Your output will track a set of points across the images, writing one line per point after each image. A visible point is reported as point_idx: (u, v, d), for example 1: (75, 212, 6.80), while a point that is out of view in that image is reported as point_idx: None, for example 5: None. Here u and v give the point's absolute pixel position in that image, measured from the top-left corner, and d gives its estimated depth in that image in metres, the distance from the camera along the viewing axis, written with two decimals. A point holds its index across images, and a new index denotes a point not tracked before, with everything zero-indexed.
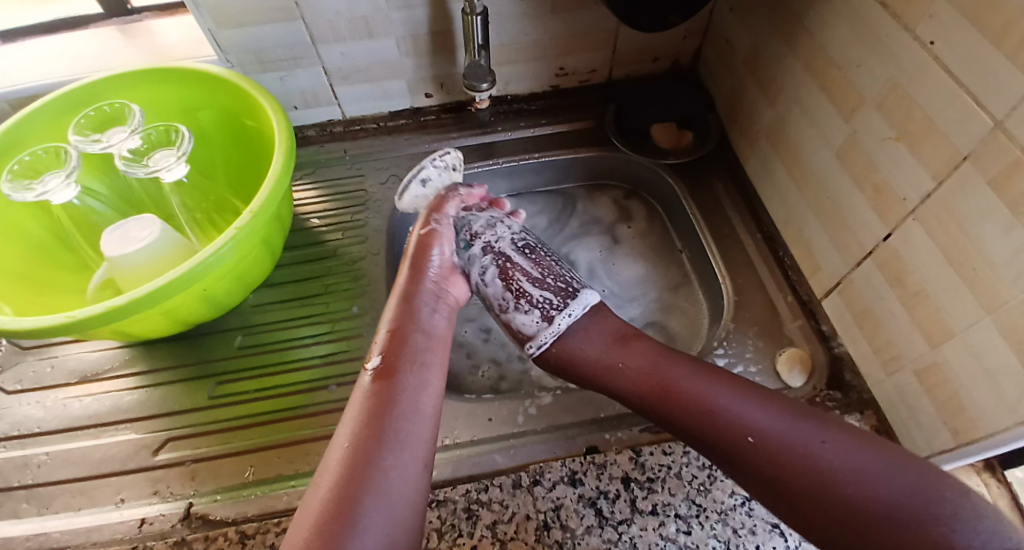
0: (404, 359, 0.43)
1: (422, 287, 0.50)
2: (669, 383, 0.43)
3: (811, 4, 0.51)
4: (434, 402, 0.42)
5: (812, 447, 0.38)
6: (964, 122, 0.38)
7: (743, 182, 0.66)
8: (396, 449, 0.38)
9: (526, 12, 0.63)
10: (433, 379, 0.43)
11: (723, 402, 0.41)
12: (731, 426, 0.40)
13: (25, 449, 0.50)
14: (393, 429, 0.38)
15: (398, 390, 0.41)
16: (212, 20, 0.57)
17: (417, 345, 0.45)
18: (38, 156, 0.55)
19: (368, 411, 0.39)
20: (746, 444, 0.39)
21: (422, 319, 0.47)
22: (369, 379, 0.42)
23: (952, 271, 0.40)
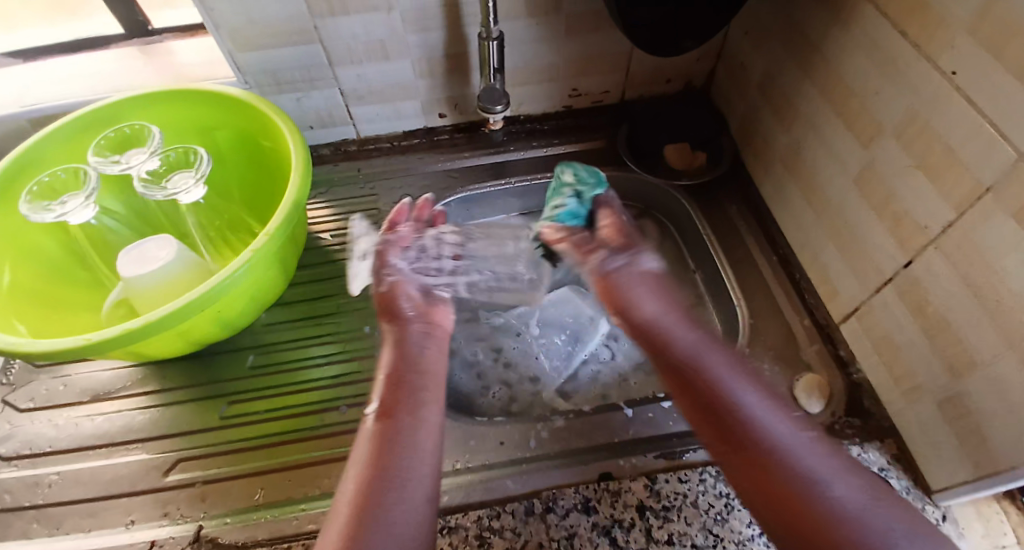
0: (401, 398, 0.45)
1: (410, 327, 0.51)
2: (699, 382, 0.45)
3: (826, 30, 0.51)
4: (434, 439, 0.43)
5: (823, 474, 0.38)
6: (986, 153, 0.37)
7: (757, 204, 0.66)
8: (398, 487, 0.39)
9: (540, 36, 0.63)
10: (429, 413, 0.44)
11: (748, 409, 0.42)
12: (749, 433, 0.40)
13: (36, 469, 0.50)
14: (397, 469, 0.40)
15: (397, 429, 0.42)
16: (231, 42, 0.57)
17: (414, 386, 0.46)
18: (56, 177, 0.56)
19: (371, 455, 0.41)
20: (749, 443, 0.40)
21: (415, 358, 0.49)
22: (371, 420, 0.43)
23: (975, 301, 0.40)
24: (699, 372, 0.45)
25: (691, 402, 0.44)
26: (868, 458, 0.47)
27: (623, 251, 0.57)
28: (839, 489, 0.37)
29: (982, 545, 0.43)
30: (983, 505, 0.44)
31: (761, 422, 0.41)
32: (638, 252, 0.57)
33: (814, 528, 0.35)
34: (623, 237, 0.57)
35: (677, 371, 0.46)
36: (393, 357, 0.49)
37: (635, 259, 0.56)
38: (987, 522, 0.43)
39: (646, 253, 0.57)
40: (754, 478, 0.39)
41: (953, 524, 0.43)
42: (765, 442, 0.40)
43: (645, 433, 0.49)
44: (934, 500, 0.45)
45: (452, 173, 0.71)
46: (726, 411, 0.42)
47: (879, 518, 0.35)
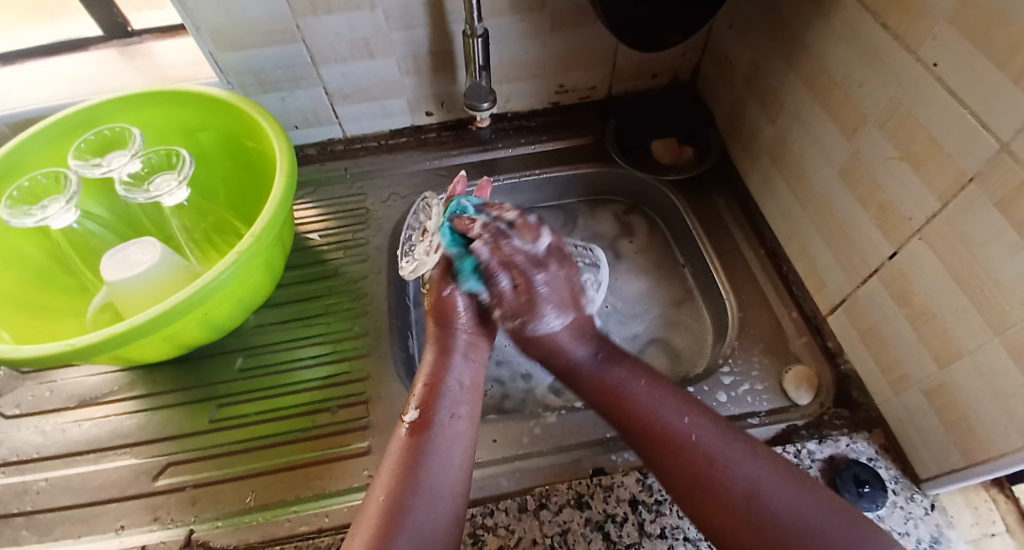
0: (439, 412, 0.44)
1: (458, 336, 0.49)
2: (632, 414, 0.44)
3: (810, 23, 0.52)
4: (466, 458, 0.42)
5: (738, 470, 0.39)
6: (969, 144, 0.38)
7: (745, 197, 0.67)
8: (425, 502, 0.39)
9: (526, 32, 0.63)
10: (461, 427, 0.44)
11: (671, 426, 0.42)
12: (671, 451, 0.41)
13: (24, 475, 0.49)
14: (425, 482, 0.40)
15: (432, 445, 0.42)
16: (213, 42, 0.57)
17: (451, 397, 0.45)
18: (38, 181, 0.55)
19: (402, 467, 0.40)
20: (688, 465, 0.40)
21: (458, 369, 0.47)
22: (406, 432, 0.42)
23: (960, 291, 0.40)
24: (635, 409, 0.44)
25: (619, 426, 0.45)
26: (857, 449, 0.48)
27: (521, 313, 0.48)
28: (746, 477, 0.39)
29: (971, 532, 0.43)
30: (971, 493, 0.45)
31: (688, 442, 0.41)
32: (548, 307, 0.48)
33: (724, 526, 0.38)
34: (529, 292, 0.48)
35: (598, 402, 0.47)
36: (432, 365, 0.47)
37: (545, 319, 0.48)
38: (975, 509, 0.44)
39: (553, 312, 0.48)
40: (677, 488, 0.40)
41: (942, 513, 0.44)
42: (682, 454, 0.41)
43: None
44: (923, 489, 0.45)
45: (440, 171, 0.70)
46: (662, 436, 0.42)
47: (772, 501, 0.38)
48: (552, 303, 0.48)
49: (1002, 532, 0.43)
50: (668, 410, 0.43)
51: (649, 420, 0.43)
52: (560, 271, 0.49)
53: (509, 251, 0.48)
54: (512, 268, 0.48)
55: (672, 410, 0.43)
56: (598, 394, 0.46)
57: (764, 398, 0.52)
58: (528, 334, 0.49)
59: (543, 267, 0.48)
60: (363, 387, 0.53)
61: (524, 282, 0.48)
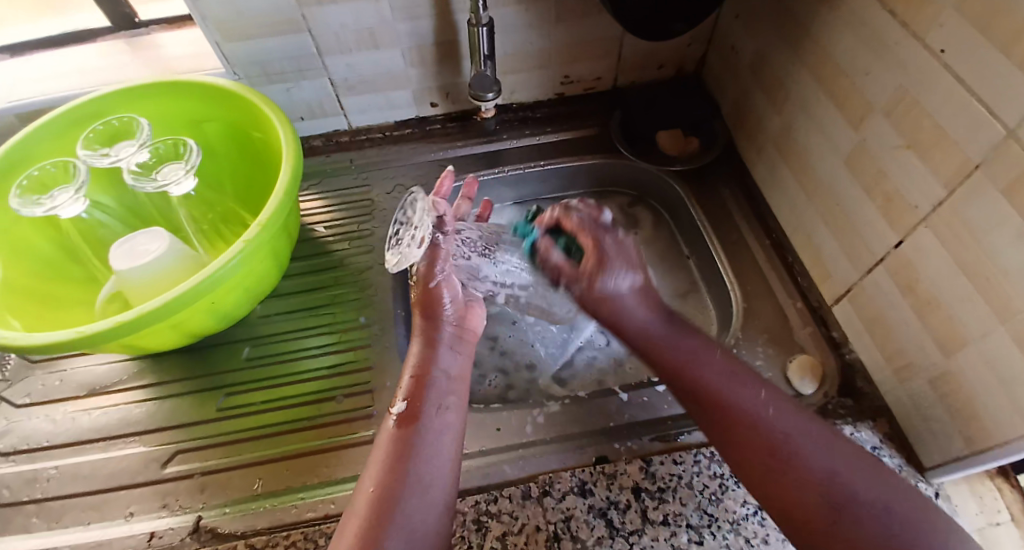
0: (427, 403, 0.43)
1: (445, 329, 0.48)
2: (701, 388, 0.43)
3: (816, 12, 0.51)
4: (455, 448, 0.42)
5: (810, 452, 0.38)
6: (976, 130, 0.37)
7: (750, 187, 0.66)
8: (414, 494, 0.39)
9: (530, 22, 0.63)
10: (449, 420, 0.43)
11: (746, 403, 0.41)
12: (743, 424, 0.40)
13: (35, 463, 0.50)
14: (412, 474, 0.39)
15: (420, 436, 0.41)
16: (217, 33, 0.57)
17: (439, 389, 0.44)
18: (46, 170, 0.55)
19: (389, 459, 0.40)
20: (754, 436, 0.40)
21: (444, 362, 0.46)
22: (393, 423, 0.42)
23: (965, 279, 0.40)
24: (704, 382, 0.43)
25: (686, 397, 0.44)
26: (861, 437, 0.48)
27: (586, 272, 0.48)
28: (820, 458, 0.38)
29: (976, 521, 0.43)
30: (977, 483, 0.45)
31: (762, 418, 0.40)
32: (617, 265, 0.48)
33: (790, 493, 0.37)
34: (598, 254, 0.48)
35: (669, 372, 0.45)
36: (420, 356, 0.46)
37: (618, 276, 0.48)
38: (980, 500, 0.44)
39: (625, 271, 0.49)
40: (745, 462, 0.40)
41: (946, 501, 0.44)
42: (754, 426, 0.40)
43: (642, 417, 0.50)
44: (927, 478, 0.45)
45: (444, 162, 0.70)
46: (727, 406, 0.42)
47: (847, 479, 0.37)
48: (621, 262, 0.48)
49: (1007, 522, 0.43)
50: (741, 387, 0.42)
51: (718, 395, 0.42)
52: (624, 240, 0.50)
53: (578, 218, 0.50)
54: (581, 238, 0.49)
55: (745, 388, 0.42)
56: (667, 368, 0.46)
57: None
58: (597, 295, 0.49)
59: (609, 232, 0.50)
60: (368, 376, 0.53)
61: (591, 243, 0.48)
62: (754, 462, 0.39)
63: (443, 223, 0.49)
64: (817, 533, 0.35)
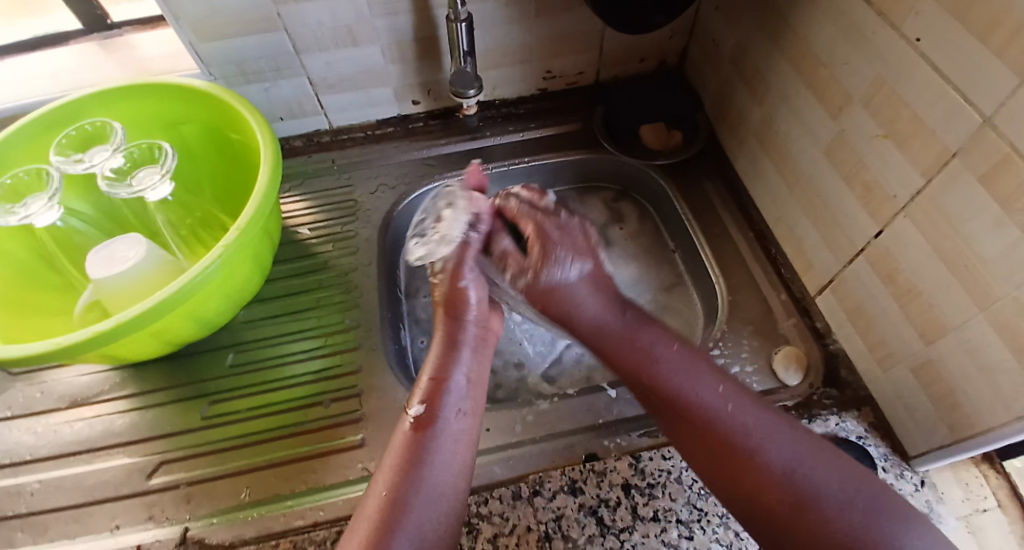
0: (444, 405, 0.44)
1: (467, 330, 0.49)
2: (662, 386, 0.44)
3: (795, 2, 0.51)
4: (468, 452, 0.42)
5: (772, 442, 0.39)
6: (953, 120, 0.38)
7: (733, 179, 0.66)
8: (425, 498, 0.39)
9: (511, 17, 0.62)
10: (465, 424, 0.44)
11: (702, 399, 0.42)
12: (700, 420, 0.42)
13: (17, 477, 0.49)
14: (426, 478, 0.40)
15: (436, 439, 0.42)
16: (191, 33, 0.56)
17: (456, 393, 0.45)
18: (19, 178, 0.54)
19: (404, 462, 0.40)
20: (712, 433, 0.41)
21: (464, 365, 0.47)
22: (410, 425, 0.43)
23: (945, 268, 0.40)
24: (666, 379, 0.44)
25: (647, 394, 0.45)
26: (846, 427, 0.48)
27: (532, 265, 0.49)
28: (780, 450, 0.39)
29: (962, 508, 0.44)
30: (960, 468, 0.45)
31: (720, 414, 0.41)
32: (561, 253, 0.48)
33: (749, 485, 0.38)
34: (541, 242, 0.49)
35: (627, 369, 0.46)
36: (439, 360, 0.47)
37: (561, 265, 0.48)
38: (964, 485, 0.45)
39: (569, 257, 0.49)
40: (705, 457, 0.41)
41: (932, 489, 0.45)
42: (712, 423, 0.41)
43: (630, 413, 0.50)
44: (911, 466, 0.46)
45: (427, 161, 0.70)
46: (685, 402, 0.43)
47: (810, 470, 0.38)
48: (564, 249, 0.49)
49: (993, 508, 0.44)
50: (701, 384, 0.43)
51: (679, 391, 0.43)
52: (570, 222, 0.51)
53: (516, 207, 0.51)
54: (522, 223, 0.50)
55: (706, 384, 0.43)
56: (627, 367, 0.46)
57: (755, 379, 0.53)
58: (542, 287, 0.49)
59: (550, 215, 0.50)
60: (355, 380, 0.53)
61: (535, 235, 0.49)
62: (714, 459, 0.40)
63: (480, 220, 0.52)
64: (779, 524, 0.37)
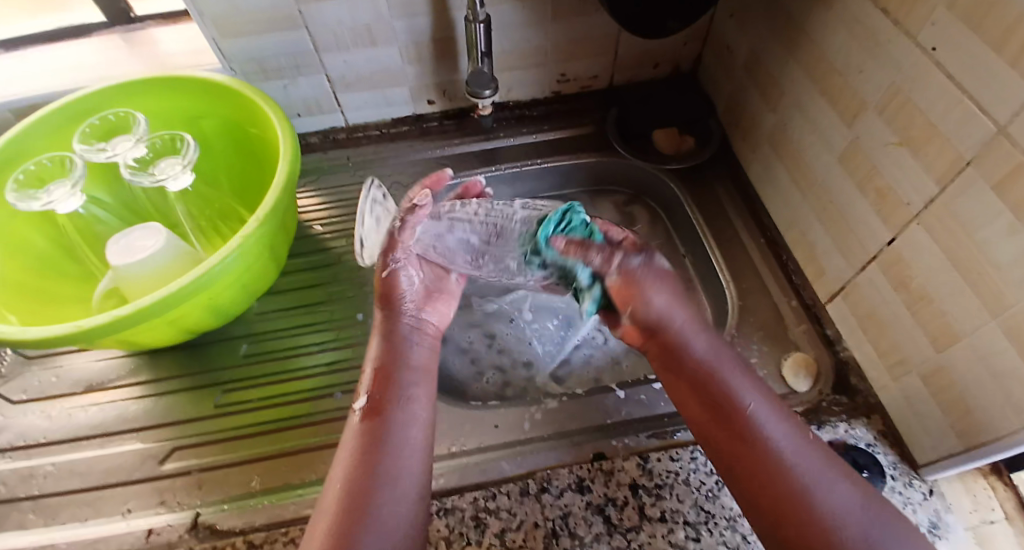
0: (390, 395, 0.44)
1: (404, 321, 0.49)
2: (718, 395, 0.43)
3: (811, 11, 0.52)
4: (423, 436, 0.43)
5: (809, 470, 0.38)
6: (967, 128, 0.38)
7: (745, 186, 0.67)
8: (386, 485, 0.39)
9: (528, 20, 0.63)
10: (417, 409, 0.44)
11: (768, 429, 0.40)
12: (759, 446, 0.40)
13: (31, 460, 0.50)
14: (384, 465, 0.40)
15: (386, 428, 0.42)
16: (215, 29, 0.57)
17: (402, 379, 0.45)
18: (43, 165, 0.55)
19: (359, 453, 0.40)
20: (747, 446, 0.40)
21: (407, 354, 0.47)
22: (358, 418, 0.43)
23: (958, 275, 0.40)
24: (724, 390, 0.43)
25: (695, 394, 0.44)
26: (855, 435, 0.48)
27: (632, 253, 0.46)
28: (823, 482, 0.38)
29: (970, 519, 0.44)
30: (969, 479, 0.45)
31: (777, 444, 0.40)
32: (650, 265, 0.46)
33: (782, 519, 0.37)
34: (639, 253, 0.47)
35: (695, 376, 0.45)
36: (381, 349, 0.47)
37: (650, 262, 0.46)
38: (973, 497, 0.44)
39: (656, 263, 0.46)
40: (743, 477, 0.40)
41: (940, 498, 0.45)
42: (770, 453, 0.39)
43: (638, 414, 0.50)
44: (921, 476, 0.46)
45: (442, 160, 0.70)
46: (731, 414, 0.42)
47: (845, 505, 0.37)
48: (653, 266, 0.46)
49: (1000, 520, 0.43)
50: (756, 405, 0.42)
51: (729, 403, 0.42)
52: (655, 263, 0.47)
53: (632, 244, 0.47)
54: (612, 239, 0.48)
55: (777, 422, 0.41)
56: (684, 368, 0.45)
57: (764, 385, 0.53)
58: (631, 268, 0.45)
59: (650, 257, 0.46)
60: None
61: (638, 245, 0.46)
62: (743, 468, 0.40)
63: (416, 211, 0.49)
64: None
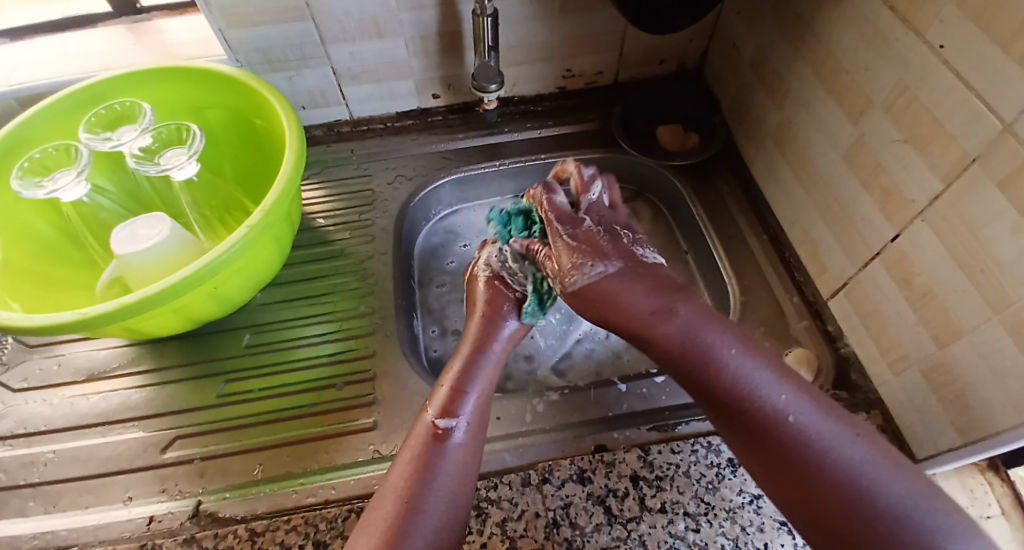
0: (464, 419, 0.43)
1: (499, 334, 0.49)
2: (719, 389, 0.38)
3: (818, 8, 0.52)
4: (474, 464, 0.42)
5: (842, 451, 0.34)
6: (972, 124, 0.38)
7: (749, 183, 0.67)
8: (439, 506, 0.39)
9: (535, 15, 0.63)
10: (477, 436, 0.44)
11: (778, 404, 0.36)
12: (775, 437, 0.35)
13: (32, 447, 0.50)
14: (439, 487, 0.40)
15: (450, 451, 0.41)
16: (223, 20, 0.57)
17: (476, 403, 0.45)
18: (48, 153, 0.55)
19: (419, 469, 0.40)
20: (779, 452, 0.35)
21: (487, 379, 0.46)
22: (429, 433, 0.42)
23: (961, 271, 0.41)
24: (727, 383, 0.37)
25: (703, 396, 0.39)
26: None
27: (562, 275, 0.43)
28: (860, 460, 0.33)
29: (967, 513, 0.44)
30: (967, 476, 0.45)
31: (785, 423, 0.35)
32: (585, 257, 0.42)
33: (823, 505, 0.33)
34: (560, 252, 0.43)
35: (687, 370, 0.39)
36: (463, 369, 0.46)
37: (586, 268, 0.41)
38: (970, 492, 0.45)
39: (596, 259, 0.42)
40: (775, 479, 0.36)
41: None
42: (791, 443, 0.35)
43: (639, 407, 0.50)
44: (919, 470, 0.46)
45: (446, 154, 0.70)
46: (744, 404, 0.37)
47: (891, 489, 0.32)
48: (587, 252, 0.42)
49: (996, 515, 0.44)
50: (766, 384, 0.37)
51: (743, 399, 0.37)
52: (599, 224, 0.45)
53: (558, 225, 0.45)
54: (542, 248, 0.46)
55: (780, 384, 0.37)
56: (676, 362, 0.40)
57: None
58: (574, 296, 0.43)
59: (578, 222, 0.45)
60: (368, 364, 0.53)
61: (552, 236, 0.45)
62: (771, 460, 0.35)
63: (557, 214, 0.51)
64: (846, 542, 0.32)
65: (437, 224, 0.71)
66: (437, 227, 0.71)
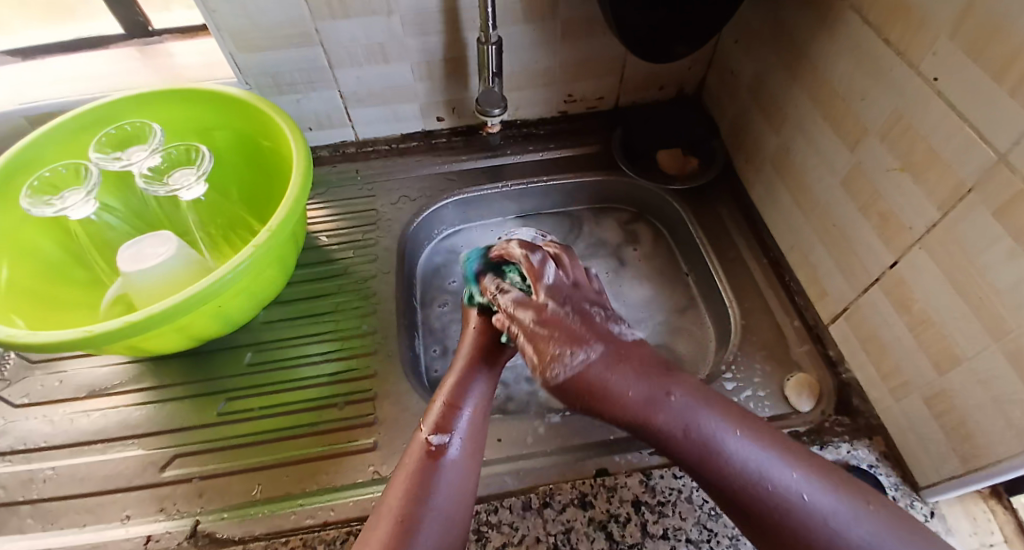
0: (459, 435, 0.43)
1: (490, 356, 0.48)
2: (717, 466, 0.37)
3: (814, 39, 0.53)
4: (472, 482, 0.42)
5: (849, 522, 0.34)
6: (968, 154, 0.39)
7: (749, 206, 0.68)
8: (435, 525, 0.39)
9: (539, 41, 0.65)
10: (475, 453, 0.43)
11: (780, 479, 0.36)
12: (777, 513, 0.35)
13: (30, 464, 0.49)
14: (435, 505, 0.39)
15: (446, 469, 0.41)
16: (233, 44, 0.58)
17: (471, 419, 0.45)
18: (57, 172, 0.56)
19: (414, 487, 0.40)
20: (787, 526, 0.35)
21: (482, 395, 0.46)
22: (424, 451, 0.42)
23: (960, 298, 0.41)
24: (725, 460, 0.37)
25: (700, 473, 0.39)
26: (857, 455, 0.49)
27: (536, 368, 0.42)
28: (865, 529, 0.34)
29: (970, 542, 0.43)
30: (969, 503, 0.45)
31: (798, 505, 0.35)
32: (561, 347, 0.41)
33: None
34: (534, 341, 0.42)
35: (682, 453, 0.39)
36: (457, 385, 0.46)
37: (564, 361, 0.40)
38: (973, 519, 0.44)
39: (569, 349, 0.41)
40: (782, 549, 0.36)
41: (941, 521, 0.44)
42: (794, 519, 0.35)
43: None
44: (922, 497, 0.46)
45: (449, 175, 0.71)
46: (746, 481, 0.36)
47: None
48: (557, 342, 0.41)
49: (1000, 543, 0.43)
50: (769, 457, 0.37)
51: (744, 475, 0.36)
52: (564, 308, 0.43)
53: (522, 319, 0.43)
54: (515, 326, 0.44)
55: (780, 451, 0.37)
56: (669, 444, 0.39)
57: (768, 404, 0.53)
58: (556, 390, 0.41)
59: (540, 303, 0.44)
60: (370, 383, 0.53)
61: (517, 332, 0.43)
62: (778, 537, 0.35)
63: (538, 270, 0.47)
64: None
65: (439, 244, 0.71)
66: (440, 246, 0.71)
